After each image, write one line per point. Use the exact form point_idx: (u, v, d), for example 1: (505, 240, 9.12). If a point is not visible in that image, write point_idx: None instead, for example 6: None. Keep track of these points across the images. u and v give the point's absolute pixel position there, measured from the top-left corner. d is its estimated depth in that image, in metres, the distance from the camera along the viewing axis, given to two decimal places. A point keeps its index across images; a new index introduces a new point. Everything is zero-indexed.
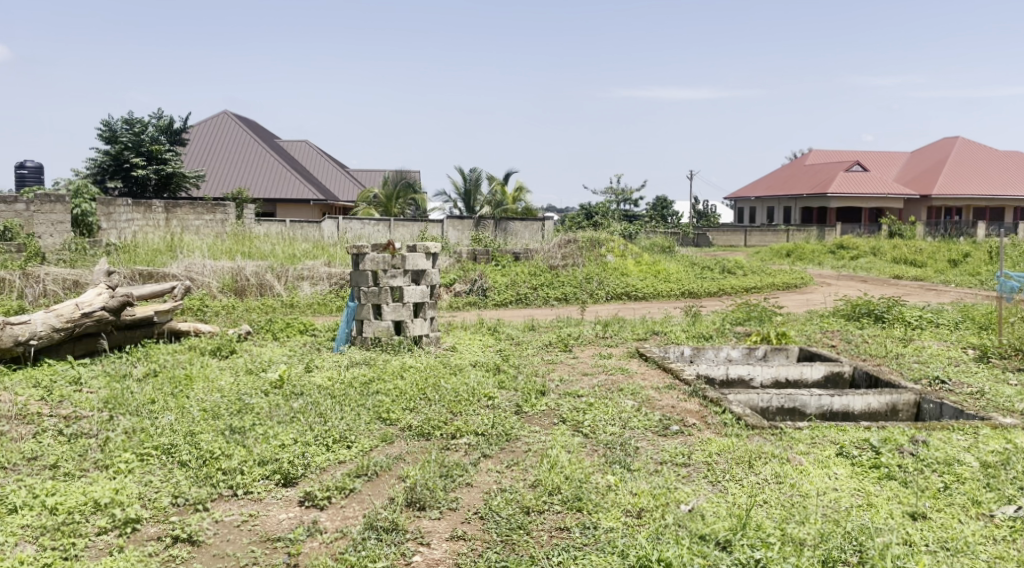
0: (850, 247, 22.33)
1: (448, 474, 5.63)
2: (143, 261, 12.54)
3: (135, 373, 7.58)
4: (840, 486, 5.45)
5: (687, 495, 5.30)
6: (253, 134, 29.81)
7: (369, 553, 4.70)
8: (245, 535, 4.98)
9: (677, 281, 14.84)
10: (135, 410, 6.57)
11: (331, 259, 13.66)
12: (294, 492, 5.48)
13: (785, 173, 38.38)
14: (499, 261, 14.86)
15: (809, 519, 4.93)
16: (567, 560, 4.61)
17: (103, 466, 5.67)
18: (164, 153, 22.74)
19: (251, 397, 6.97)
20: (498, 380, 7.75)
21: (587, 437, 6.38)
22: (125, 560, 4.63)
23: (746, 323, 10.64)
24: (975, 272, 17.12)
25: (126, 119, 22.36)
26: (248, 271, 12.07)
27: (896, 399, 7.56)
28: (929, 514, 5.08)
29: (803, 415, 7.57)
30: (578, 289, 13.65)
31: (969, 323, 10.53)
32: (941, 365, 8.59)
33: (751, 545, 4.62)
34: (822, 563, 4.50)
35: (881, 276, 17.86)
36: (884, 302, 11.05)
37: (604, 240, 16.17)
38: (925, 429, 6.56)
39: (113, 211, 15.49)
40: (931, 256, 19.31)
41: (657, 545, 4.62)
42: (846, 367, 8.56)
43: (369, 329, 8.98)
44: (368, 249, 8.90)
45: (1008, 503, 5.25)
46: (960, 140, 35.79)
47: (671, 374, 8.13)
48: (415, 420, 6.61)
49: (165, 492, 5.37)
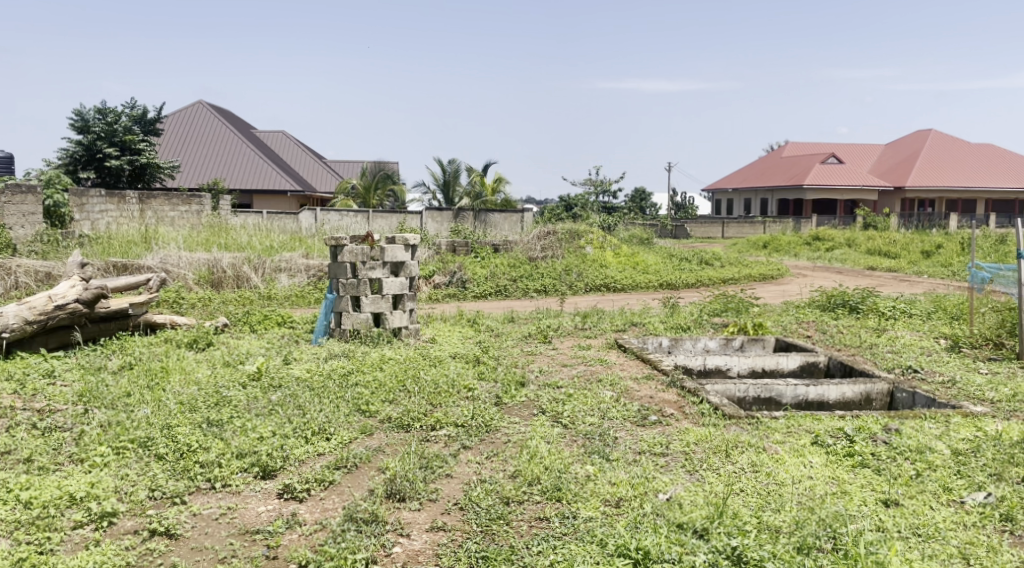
0: (826, 238, 22.53)
1: (428, 465, 5.64)
2: (117, 253, 12.45)
3: (109, 366, 7.51)
4: (814, 474, 5.53)
5: (665, 484, 5.36)
6: (228, 124, 29.45)
7: (348, 545, 4.70)
8: (223, 527, 4.98)
9: (655, 273, 14.93)
10: (110, 403, 6.52)
11: (309, 251, 13.59)
12: (273, 484, 5.47)
13: (759, 166, 38.76)
14: (478, 253, 14.86)
15: (784, 507, 5.02)
16: (546, 549, 4.65)
17: (78, 461, 5.63)
18: (138, 143, 22.43)
19: (229, 390, 6.95)
20: (478, 371, 7.77)
21: (566, 428, 6.42)
22: (101, 555, 4.60)
23: (723, 314, 10.73)
24: (947, 263, 17.42)
25: (99, 108, 22.00)
26: (224, 262, 11.99)
27: (870, 389, 7.69)
28: (902, 501, 5.18)
29: (779, 405, 7.63)
30: (557, 281, 13.65)
31: (941, 314, 10.68)
32: (914, 355, 8.73)
33: (728, 533, 4.66)
34: (797, 550, 4.57)
35: (855, 267, 18.08)
36: (858, 294, 11.21)
37: (583, 232, 16.22)
38: (898, 417, 6.68)
39: (86, 202, 15.31)
40: (905, 247, 19.54)
41: (635, 534, 4.68)
42: (821, 357, 8.71)
43: (347, 321, 8.94)
44: (347, 241, 8.89)
45: (977, 489, 5.35)
46: (933, 132, 36.20)
47: (649, 364, 8.20)
48: (394, 412, 6.62)
49: (142, 486, 5.34)
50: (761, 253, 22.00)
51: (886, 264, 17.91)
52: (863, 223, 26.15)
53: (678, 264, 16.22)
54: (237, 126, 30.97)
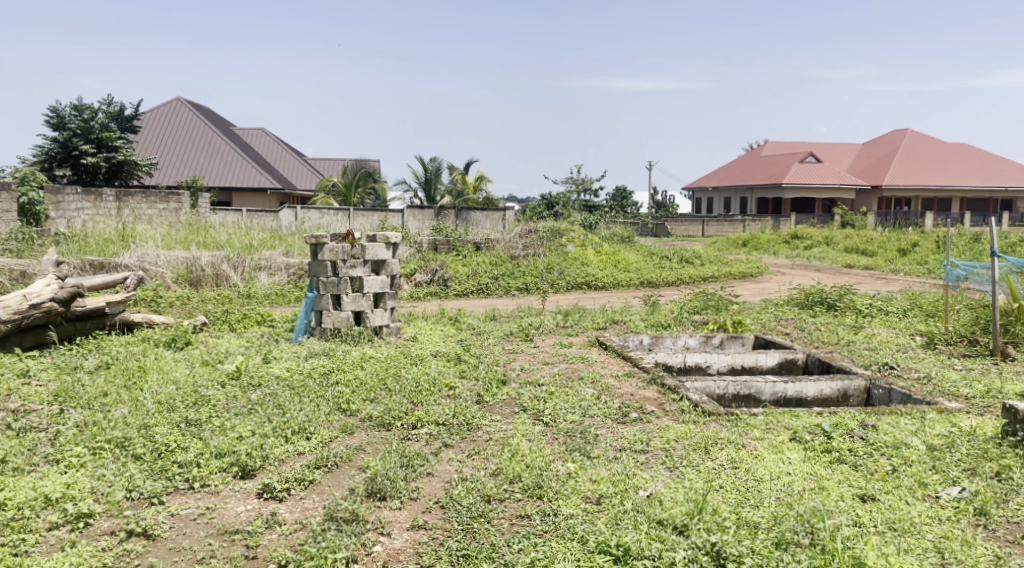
0: (805, 237, 22.74)
1: (409, 464, 5.63)
2: (93, 251, 12.31)
3: (85, 366, 7.43)
4: (793, 470, 5.59)
5: (645, 481, 5.40)
6: (206, 120, 29.19)
7: (328, 544, 4.69)
8: (201, 527, 4.95)
9: (636, 271, 15.01)
10: (86, 403, 6.45)
11: (288, 249, 13.51)
12: (252, 484, 5.44)
13: (737, 165, 39.03)
14: (459, 251, 14.84)
15: (763, 503, 5.08)
16: (527, 546, 4.67)
17: (54, 462, 5.57)
18: (115, 140, 22.19)
19: (208, 389, 6.89)
20: (459, 370, 7.77)
21: (547, 425, 6.44)
22: (77, 556, 4.56)
23: (703, 311, 10.81)
24: (923, 260, 17.64)
25: (75, 104, 21.64)
26: (203, 261, 11.89)
27: (847, 385, 7.79)
28: (878, 496, 5.25)
29: (758, 402, 7.71)
30: (538, 279, 13.67)
31: (917, 311, 10.83)
32: (890, 351, 8.84)
33: (708, 529, 4.69)
34: (776, 545, 4.62)
35: (833, 265, 18.26)
36: (836, 291, 11.34)
37: (565, 231, 16.28)
38: (874, 413, 6.76)
39: (61, 199, 15.20)
40: (882, 245, 19.78)
41: (616, 531, 4.70)
42: (799, 354, 8.79)
43: (327, 320, 8.90)
44: (328, 239, 8.85)
45: (952, 484, 5.44)
46: (909, 132, 36.60)
47: (630, 362, 8.25)
48: (375, 411, 6.60)
49: (119, 486, 5.29)
50: (741, 251, 22.20)
51: (863, 262, 18.11)
52: (841, 221, 26.42)
53: (659, 262, 16.31)
54: (215, 123, 30.70)
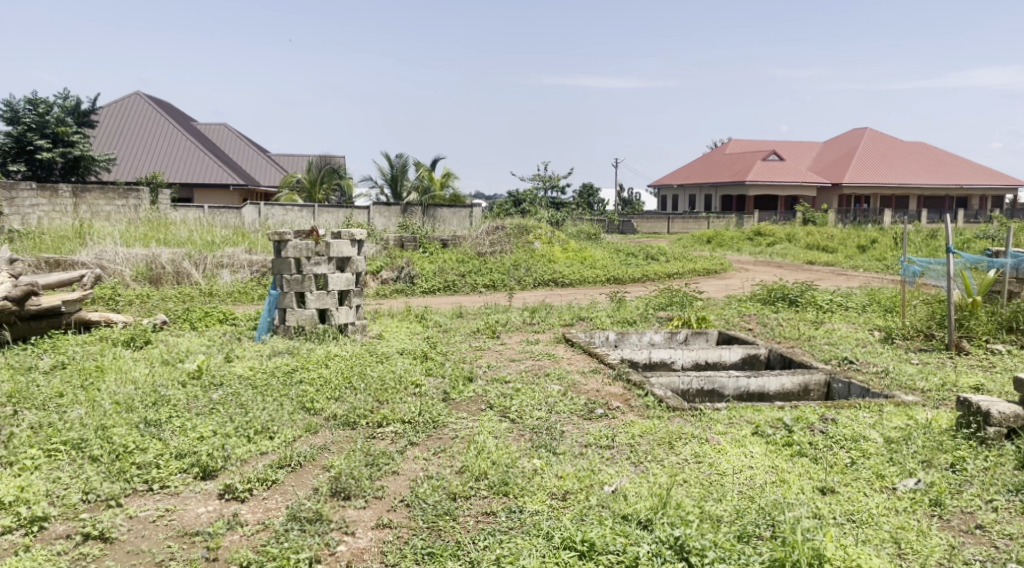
0: (766, 234, 23.05)
1: (374, 462, 5.59)
2: (49, 248, 12.05)
3: (40, 366, 7.27)
4: (755, 463, 5.65)
5: (611, 477, 5.42)
6: (164, 115, 28.71)
7: (290, 545, 4.63)
8: (161, 530, 4.86)
9: (601, 268, 15.09)
10: (42, 404, 6.32)
11: (251, 246, 13.34)
12: (213, 485, 5.35)
13: (702, 163, 39.39)
14: (426, 248, 14.77)
15: (726, 496, 5.14)
16: (493, 543, 4.66)
17: (8, 464, 5.44)
18: (71, 135, 21.73)
19: (168, 389, 6.75)
20: (424, 367, 7.75)
21: (513, 422, 6.44)
22: (31, 560, 4.47)
23: (668, 308, 10.89)
24: (881, 257, 17.98)
25: (29, 98, 21.17)
26: (163, 258, 11.68)
27: (808, 379, 7.90)
28: (837, 488, 5.34)
29: (721, 397, 7.78)
30: (505, 276, 13.66)
31: (876, 306, 11.03)
32: (850, 346, 8.99)
33: (671, 523, 4.71)
34: (738, 538, 4.67)
35: (795, 262, 18.52)
36: (798, 288, 11.50)
37: (532, 228, 16.31)
38: (834, 407, 6.87)
39: (15, 195, 14.96)
40: (842, 242, 20.12)
41: (581, 527, 4.72)
42: (761, 350, 8.89)
43: (291, 318, 8.79)
44: (290, 236, 8.76)
45: (909, 476, 5.54)
46: (868, 132, 37.17)
47: (596, 357, 8.29)
48: (340, 409, 6.53)
49: (75, 488, 5.18)
50: (704, 248, 22.43)
51: (824, 258, 18.39)
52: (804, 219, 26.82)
53: (624, 259, 16.42)
54: (174, 117, 30.20)
